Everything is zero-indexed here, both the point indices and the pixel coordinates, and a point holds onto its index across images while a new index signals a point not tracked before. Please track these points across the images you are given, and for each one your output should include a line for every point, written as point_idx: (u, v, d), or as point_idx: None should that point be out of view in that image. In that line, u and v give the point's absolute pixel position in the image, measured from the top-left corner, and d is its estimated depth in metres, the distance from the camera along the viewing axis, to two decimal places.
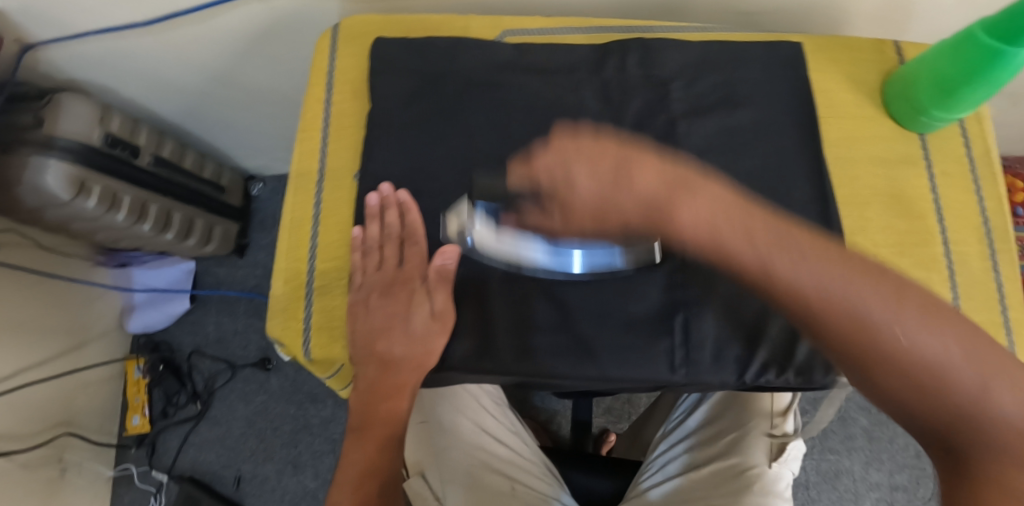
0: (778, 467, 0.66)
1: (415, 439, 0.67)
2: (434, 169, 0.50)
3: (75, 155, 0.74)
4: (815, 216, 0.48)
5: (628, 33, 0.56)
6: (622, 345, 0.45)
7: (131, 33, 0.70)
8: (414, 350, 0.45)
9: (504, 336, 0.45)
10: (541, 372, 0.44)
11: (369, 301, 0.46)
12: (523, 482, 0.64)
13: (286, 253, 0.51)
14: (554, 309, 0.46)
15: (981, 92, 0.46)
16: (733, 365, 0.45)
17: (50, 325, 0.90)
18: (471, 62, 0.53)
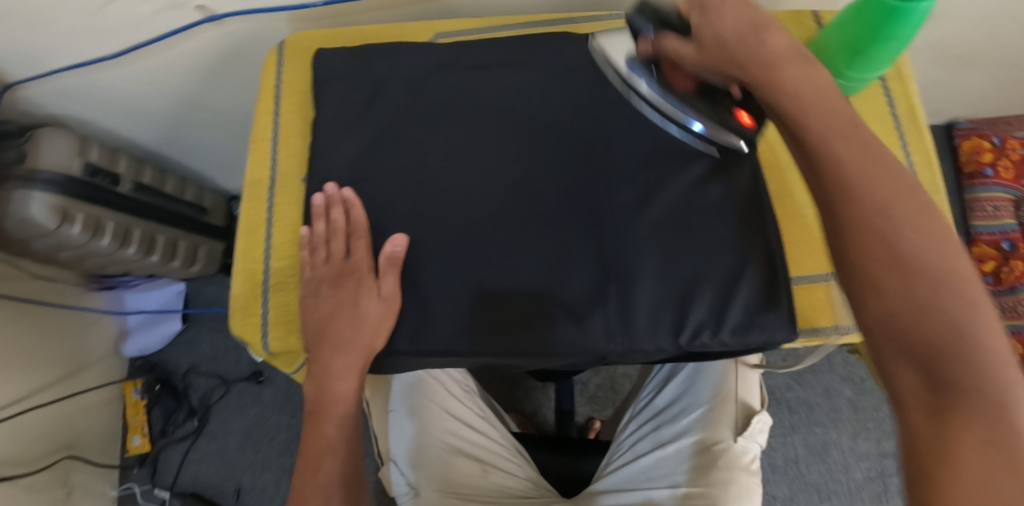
0: (744, 441, 0.69)
1: (386, 428, 0.72)
2: (377, 163, 0.52)
3: (59, 186, 0.78)
4: (738, 183, 0.50)
5: (553, 26, 0.59)
6: (562, 317, 0.48)
7: (101, 66, 0.73)
8: (360, 336, 0.48)
9: (445, 315, 0.48)
10: (477, 349, 0.47)
11: (318, 293, 0.50)
12: (495, 466, 0.69)
13: (243, 255, 0.54)
14: (489, 286, 0.48)
15: (886, 49, 0.49)
16: (667, 329, 0.47)
17: (47, 353, 0.94)
18: (411, 62, 0.55)
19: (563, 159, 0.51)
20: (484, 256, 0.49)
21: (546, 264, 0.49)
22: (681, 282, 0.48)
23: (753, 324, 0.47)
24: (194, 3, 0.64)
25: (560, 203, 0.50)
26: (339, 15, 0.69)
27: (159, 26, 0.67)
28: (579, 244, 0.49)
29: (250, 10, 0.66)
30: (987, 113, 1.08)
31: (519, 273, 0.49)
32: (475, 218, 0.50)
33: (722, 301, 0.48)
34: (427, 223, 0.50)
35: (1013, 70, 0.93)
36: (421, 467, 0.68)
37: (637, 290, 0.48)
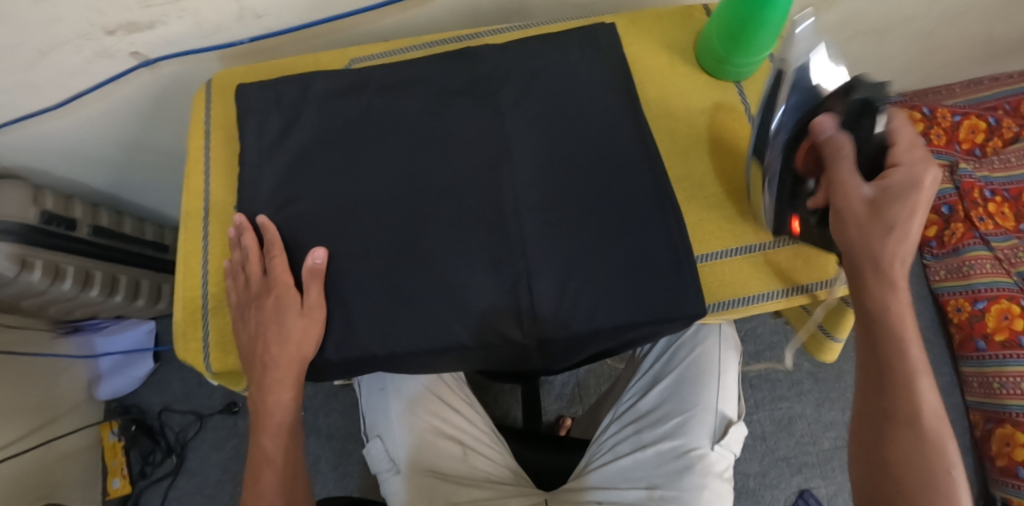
0: (720, 450, 0.70)
1: (376, 405, 0.75)
2: (299, 185, 0.55)
3: (16, 236, 0.80)
4: (642, 173, 0.53)
5: (461, 42, 0.63)
6: (475, 316, 0.50)
7: (44, 117, 0.76)
8: (289, 348, 0.51)
9: (366, 322, 0.50)
10: (394, 351, 0.49)
11: (245, 314, 0.53)
12: (476, 450, 0.74)
13: (182, 282, 0.57)
14: (400, 292, 0.51)
15: (762, 31, 0.51)
16: (577, 319, 0.50)
17: (20, 402, 0.95)
18: (326, 88, 0.58)
19: (471, 168, 0.54)
20: (396, 264, 0.52)
21: (467, 279, 0.51)
22: (587, 271, 0.51)
23: (662, 303, 0.50)
24: (126, 51, 0.67)
25: (472, 211, 0.53)
26: (267, 49, 0.72)
27: (95, 75, 0.70)
28: (494, 253, 0.52)
29: (180, 53, 0.69)
30: (914, 85, 1.12)
31: (442, 288, 0.51)
32: (389, 230, 0.53)
33: (631, 289, 0.50)
34: (345, 237, 0.53)
35: (927, 41, 0.97)
36: (405, 453, 0.71)
37: (544, 283, 0.51)
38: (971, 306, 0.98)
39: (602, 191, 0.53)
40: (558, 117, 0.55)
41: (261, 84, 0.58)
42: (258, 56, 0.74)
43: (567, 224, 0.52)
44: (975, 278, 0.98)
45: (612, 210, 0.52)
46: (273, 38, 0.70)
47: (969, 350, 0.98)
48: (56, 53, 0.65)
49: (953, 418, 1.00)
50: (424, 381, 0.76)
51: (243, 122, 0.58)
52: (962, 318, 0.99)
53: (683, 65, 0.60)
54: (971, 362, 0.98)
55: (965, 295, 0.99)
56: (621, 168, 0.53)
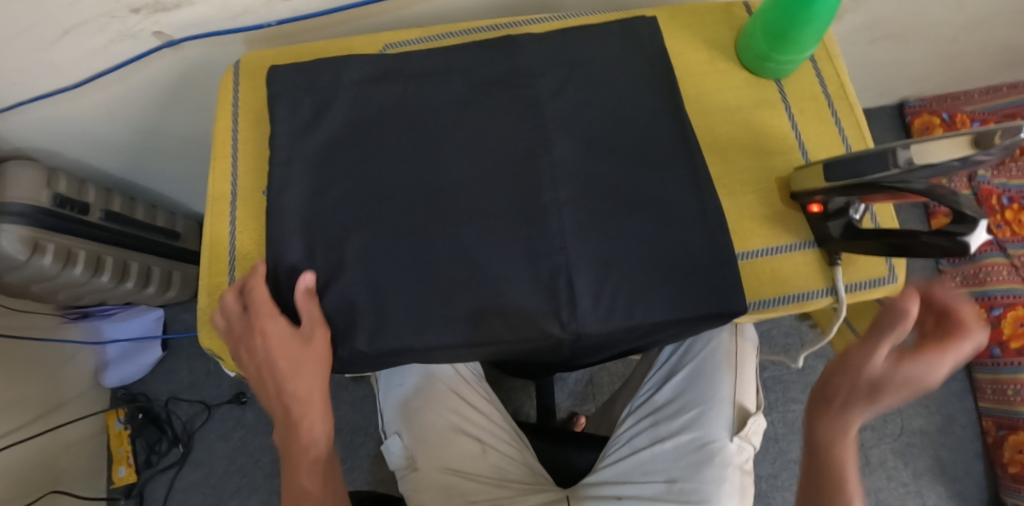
0: (740, 441, 0.68)
1: (394, 400, 0.75)
2: (332, 172, 0.54)
3: (28, 219, 0.79)
4: (683, 169, 0.52)
5: (496, 31, 0.62)
6: (511, 317, 0.49)
7: (61, 98, 0.74)
8: (305, 373, 0.50)
9: (404, 315, 0.49)
10: (426, 350, 0.49)
11: (245, 349, 0.51)
12: (494, 446, 0.73)
13: (207, 270, 0.56)
14: (428, 293, 0.50)
15: (806, 31, 0.51)
16: (609, 319, 0.49)
17: (25, 387, 0.93)
18: (359, 74, 0.56)
19: (507, 159, 0.53)
20: (427, 260, 0.50)
21: (501, 278, 0.50)
22: (624, 269, 0.50)
23: (700, 295, 0.50)
24: (149, 31, 0.66)
25: (504, 207, 0.52)
26: (293, 34, 0.71)
27: (116, 55, 0.69)
28: (530, 251, 0.51)
29: (204, 34, 0.68)
30: (934, 90, 1.12)
31: (476, 288, 0.50)
32: (423, 221, 0.52)
33: (666, 280, 0.50)
34: (380, 227, 0.52)
35: (950, 45, 0.97)
36: (421, 446, 0.71)
37: (581, 278, 0.50)
38: (987, 312, 0.98)
39: (634, 191, 0.52)
40: (595, 110, 0.54)
41: (293, 69, 0.57)
42: (283, 41, 0.73)
43: (602, 223, 0.51)
44: (992, 285, 0.98)
45: (647, 208, 0.51)
46: (300, 22, 0.68)
47: (983, 356, 0.98)
48: (78, 31, 0.64)
49: (965, 425, 0.99)
50: (437, 373, 0.75)
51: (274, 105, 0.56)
52: None
53: (721, 61, 0.59)
54: (985, 368, 0.97)
55: (981, 301, 0.99)
56: (656, 167, 0.52)
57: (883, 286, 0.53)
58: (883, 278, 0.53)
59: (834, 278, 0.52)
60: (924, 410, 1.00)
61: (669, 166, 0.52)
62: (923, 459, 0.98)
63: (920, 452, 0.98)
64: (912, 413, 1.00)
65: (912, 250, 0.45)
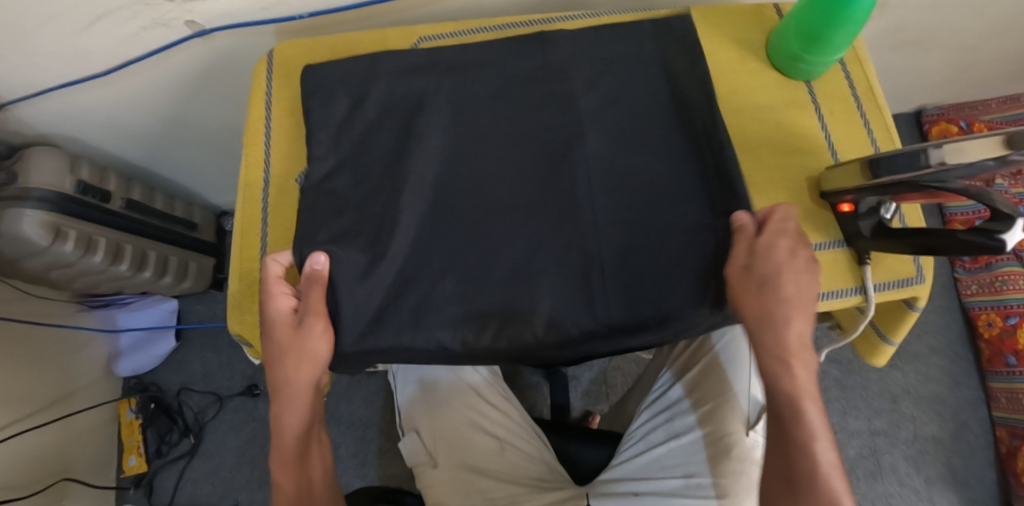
0: (755, 435, 0.68)
1: (412, 397, 0.75)
2: (365, 159, 0.54)
3: (51, 205, 0.79)
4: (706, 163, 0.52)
5: (530, 27, 0.63)
6: (547, 307, 0.49)
7: (89, 85, 0.75)
8: (298, 361, 0.50)
9: (442, 302, 0.50)
10: (465, 337, 0.50)
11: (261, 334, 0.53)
12: (511, 443, 0.73)
13: (239, 253, 0.56)
14: (463, 281, 0.50)
15: (840, 32, 0.51)
16: (637, 311, 0.49)
17: (39, 374, 0.94)
18: (393, 65, 0.57)
19: (534, 152, 0.54)
20: (460, 248, 0.51)
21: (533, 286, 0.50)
22: (653, 264, 0.50)
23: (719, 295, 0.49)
24: (181, 19, 0.66)
25: (535, 215, 0.52)
26: (324, 26, 0.71)
27: (146, 43, 0.69)
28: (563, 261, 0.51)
29: (236, 24, 0.68)
30: (952, 99, 1.12)
31: (507, 296, 0.50)
32: (456, 209, 0.52)
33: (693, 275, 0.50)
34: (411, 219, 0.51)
35: (971, 54, 0.97)
36: (440, 443, 0.71)
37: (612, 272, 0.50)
38: (1003, 321, 0.98)
39: (659, 190, 0.52)
40: (626, 110, 0.55)
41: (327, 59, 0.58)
42: (312, 33, 0.73)
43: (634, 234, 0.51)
44: (1008, 293, 0.97)
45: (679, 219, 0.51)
46: (331, 15, 0.69)
47: (998, 365, 0.97)
48: (111, 17, 0.64)
49: (978, 433, 0.99)
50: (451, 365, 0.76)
51: (308, 98, 0.57)
52: (993, 333, 0.99)
53: (752, 61, 0.60)
54: (999, 377, 0.97)
55: (997, 310, 0.99)
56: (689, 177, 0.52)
57: (910, 287, 0.53)
58: (910, 278, 0.53)
59: (865, 277, 0.52)
60: (937, 417, 1.00)
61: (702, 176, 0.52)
62: (935, 466, 0.97)
63: (933, 459, 0.98)
64: (925, 419, 0.99)
65: (944, 251, 0.45)
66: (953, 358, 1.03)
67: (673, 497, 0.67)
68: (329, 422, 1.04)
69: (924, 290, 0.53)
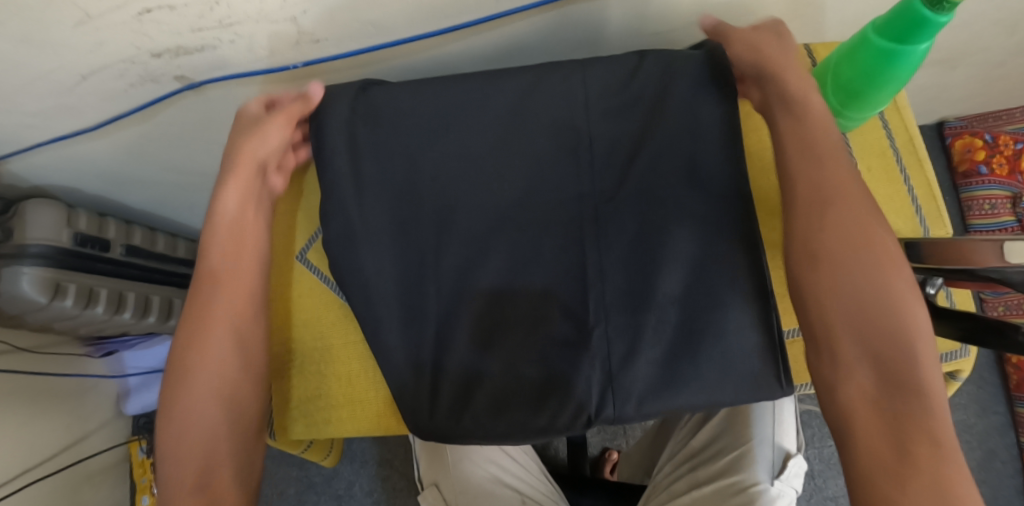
0: (780, 484, 0.63)
1: (428, 457, 0.73)
2: (412, 158, 0.59)
3: (47, 260, 0.77)
4: (716, 151, 0.56)
5: (544, 78, 0.60)
6: (538, 214, 0.57)
7: (80, 139, 0.72)
8: (262, 145, 0.55)
9: (464, 219, 0.57)
10: (475, 248, 0.56)
11: (244, 122, 0.57)
12: (531, 496, 0.71)
13: (330, 331, 0.60)
14: (485, 211, 0.57)
15: (883, 89, 0.49)
16: (626, 215, 0.56)
17: (47, 424, 0.93)
18: (405, 139, 0.60)
19: (546, 128, 0.59)
20: (476, 182, 0.58)
21: (541, 244, 0.56)
22: (639, 187, 0.56)
23: (712, 226, 0.54)
24: (170, 74, 0.63)
25: (552, 189, 0.57)
26: (321, 74, 0.69)
27: (136, 98, 0.66)
28: (555, 212, 0.57)
29: (228, 77, 0.65)
30: (976, 109, 1.07)
31: (509, 242, 0.56)
32: (494, 158, 0.59)
33: (682, 215, 0.55)
34: (403, 164, 0.59)
35: (998, 69, 0.92)
36: (457, 499, 0.68)
37: (615, 197, 0.56)
38: None
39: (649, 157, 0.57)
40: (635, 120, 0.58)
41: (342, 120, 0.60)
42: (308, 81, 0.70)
43: (632, 220, 0.55)
44: None
45: (675, 219, 0.55)
46: (329, 62, 0.67)
47: None
48: (96, 76, 0.61)
49: (1006, 460, 0.97)
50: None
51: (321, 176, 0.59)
52: (1022, 358, 0.96)
53: None
54: None
55: None
56: (689, 182, 0.56)
57: (954, 361, 0.50)
58: (955, 352, 0.51)
59: None
60: (963, 445, 0.97)
61: (716, 205, 0.54)
62: None
63: None
64: None
65: (991, 345, 0.43)
66: (979, 383, 1.00)
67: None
68: (341, 461, 1.03)
69: (967, 364, 0.51)
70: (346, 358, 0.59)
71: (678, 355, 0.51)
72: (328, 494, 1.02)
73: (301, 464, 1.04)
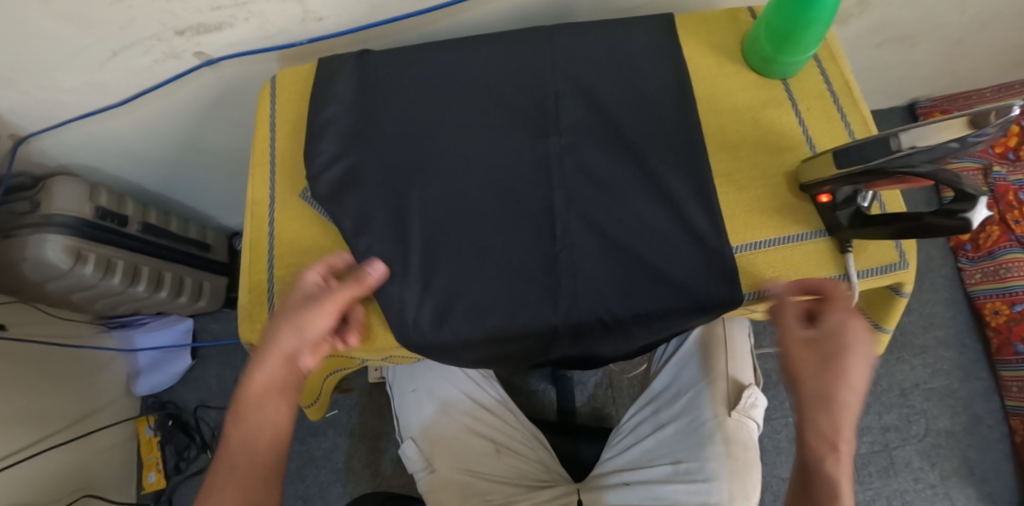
0: (739, 416, 0.71)
1: (408, 409, 0.80)
2: (401, 111, 0.66)
3: (71, 229, 0.83)
4: (671, 95, 0.62)
5: (521, 40, 0.67)
6: (515, 155, 0.62)
7: (107, 115, 0.80)
8: (303, 339, 0.55)
9: (447, 162, 0.63)
10: (456, 187, 0.62)
11: (298, 289, 0.57)
12: (506, 445, 0.77)
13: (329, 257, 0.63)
14: (467, 155, 0.63)
15: (808, 32, 0.55)
16: (591, 153, 0.61)
17: (62, 395, 0.98)
18: (396, 96, 0.66)
19: (522, 81, 0.65)
20: (459, 130, 0.64)
21: (516, 181, 0.61)
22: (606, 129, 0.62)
23: (670, 158, 0.59)
24: (191, 51, 0.71)
25: (525, 137, 0.63)
26: (323, 51, 0.77)
27: (158, 75, 0.74)
28: (527, 155, 0.62)
29: (243, 53, 0.73)
30: (945, 89, 1.13)
31: (486, 180, 0.61)
32: (475, 110, 0.65)
33: (640, 151, 0.60)
34: (393, 118, 0.65)
35: (957, 45, 0.98)
36: (437, 450, 0.75)
37: (582, 139, 0.62)
38: (1009, 309, 0.97)
39: (615, 103, 0.62)
40: (605, 71, 0.64)
41: (341, 84, 0.67)
42: (311, 57, 0.78)
43: (598, 164, 0.61)
44: (1012, 281, 0.97)
45: (635, 155, 0.60)
46: (331, 39, 0.74)
47: (1008, 354, 0.97)
48: (125, 52, 0.69)
49: (992, 425, 0.98)
50: (451, 379, 0.81)
51: (320, 131, 0.65)
52: (1000, 321, 0.98)
53: (730, 65, 0.64)
54: (1010, 367, 0.96)
55: (1003, 298, 0.98)
56: (650, 124, 0.61)
57: (894, 272, 0.55)
58: (896, 264, 0.55)
59: (847, 265, 0.55)
60: (948, 410, 0.99)
61: (674, 141, 0.60)
62: (950, 459, 0.96)
63: (948, 453, 0.97)
64: (937, 412, 0.99)
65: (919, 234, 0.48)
66: (961, 349, 1.02)
67: (664, 482, 0.70)
68: (340, 434, 1.06)
69: (908, 276, 0.55)
70: None
71: (641, 274, 0.56)
72: (327, 467, 1.05)
73: (300, 439, 1.07)
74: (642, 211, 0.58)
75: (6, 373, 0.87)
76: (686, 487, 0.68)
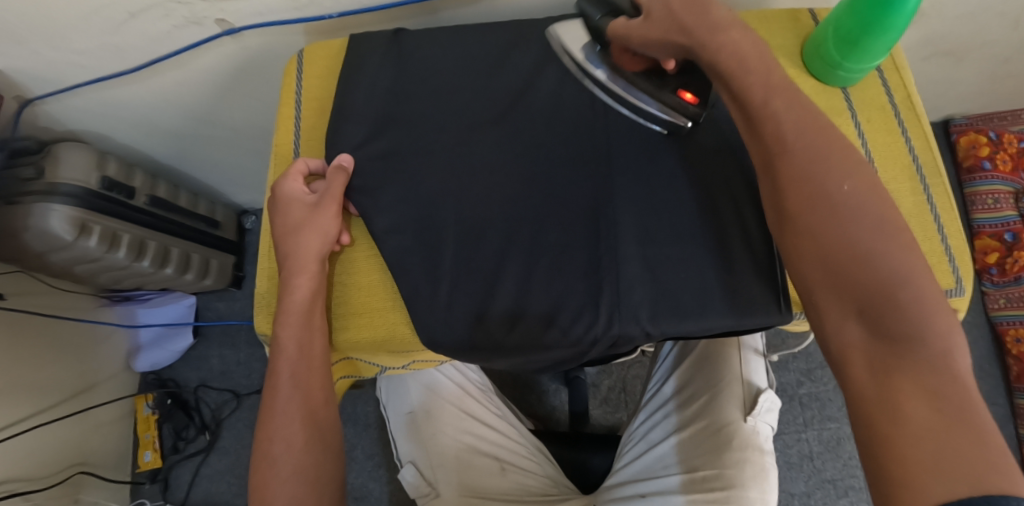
0: (754, 420, 0.69)
1: (406, 430, 0.78)
2: (439, 95, 0.62)
3: (77, 199, 0.79)
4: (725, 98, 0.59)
5: (568, 28, 0.63)
6: (561, 149, 0.59)
7: (120, 81, 0.76)
8: (313, 242, 0.56)
9: (485, 154, 0.59)
10: (494, 182, 0.58)
11: (292, 203, 0.58)
12: (510, 463, 0.75)
13: (355, 249, 0.60)
14: (507, 147, 0.60)
15: (879, 39, 0.52)
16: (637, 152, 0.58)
17: (61, 369, 0.95)
18: (433, 81, 0.63)
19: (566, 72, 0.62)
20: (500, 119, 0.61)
21: (560, 177, 0.58)
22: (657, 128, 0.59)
23: (721, 163, 0.57)
24: (213, 18, 0.67)
25: (569, 132, 0.60)
26: (353, 27, 0.73)
27: (177, 41, 0.70)
28: (569, 150, 0.59)
29: (268, 23, 0.69)
30: (981, 108, 1.10)
31: (526, 174, 0.58)
32: (516, 100, 0.61)
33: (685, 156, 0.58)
34: (430, 103, 0.62)
35: (1003, 64, 0.95)
36: (442, 473, 0.73)
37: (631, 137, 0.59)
38: None
39: None
40: None
41: (373, 64, 0.64)
42: (340, 33, 0.74)
43: (645, 164, 0.58)
44: None
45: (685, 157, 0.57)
46: (362, 15, 0.70)
47: None
48: (144, 15, 0.65)
49: None
50: (446, 395, 0.78)
51: (350, 112, 0.62)
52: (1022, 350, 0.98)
53: (788, 69, 0.61)
54: None
55: None
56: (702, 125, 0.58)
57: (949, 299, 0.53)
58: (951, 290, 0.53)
59: None
60: None
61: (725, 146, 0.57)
62: None
63: None
64: None
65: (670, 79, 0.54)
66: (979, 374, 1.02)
67: (680, 493, 0.67)
68: (345, 424, 1.04)
69: (962, 303, 0.54)
70: (364, 270, 0.59)
71: (687, 287, 0.53)
72: None
73: None
74: (686, 220, 0.55)
75: (7, 344, 0.84)
76: (704, 496, 0.65)
